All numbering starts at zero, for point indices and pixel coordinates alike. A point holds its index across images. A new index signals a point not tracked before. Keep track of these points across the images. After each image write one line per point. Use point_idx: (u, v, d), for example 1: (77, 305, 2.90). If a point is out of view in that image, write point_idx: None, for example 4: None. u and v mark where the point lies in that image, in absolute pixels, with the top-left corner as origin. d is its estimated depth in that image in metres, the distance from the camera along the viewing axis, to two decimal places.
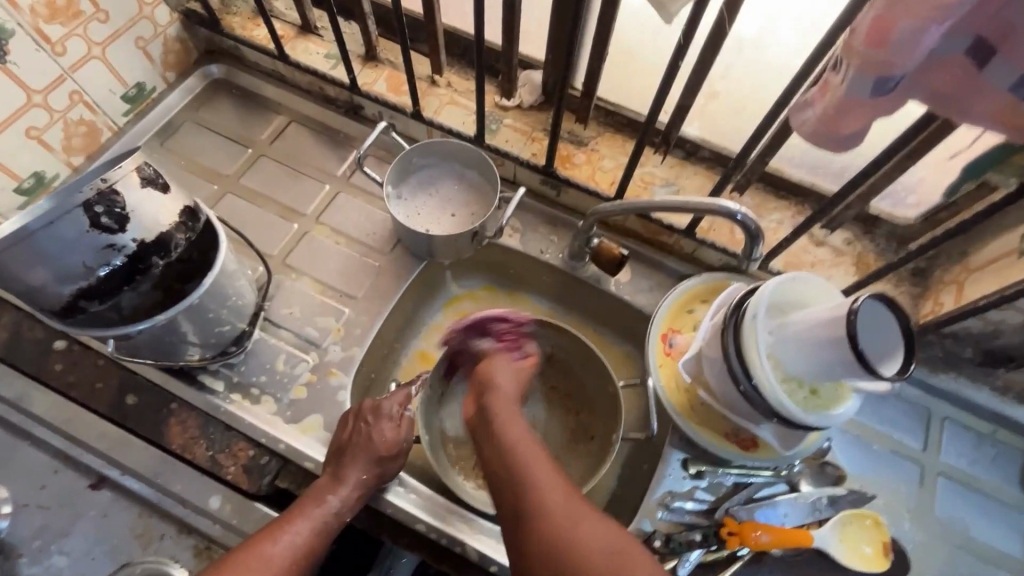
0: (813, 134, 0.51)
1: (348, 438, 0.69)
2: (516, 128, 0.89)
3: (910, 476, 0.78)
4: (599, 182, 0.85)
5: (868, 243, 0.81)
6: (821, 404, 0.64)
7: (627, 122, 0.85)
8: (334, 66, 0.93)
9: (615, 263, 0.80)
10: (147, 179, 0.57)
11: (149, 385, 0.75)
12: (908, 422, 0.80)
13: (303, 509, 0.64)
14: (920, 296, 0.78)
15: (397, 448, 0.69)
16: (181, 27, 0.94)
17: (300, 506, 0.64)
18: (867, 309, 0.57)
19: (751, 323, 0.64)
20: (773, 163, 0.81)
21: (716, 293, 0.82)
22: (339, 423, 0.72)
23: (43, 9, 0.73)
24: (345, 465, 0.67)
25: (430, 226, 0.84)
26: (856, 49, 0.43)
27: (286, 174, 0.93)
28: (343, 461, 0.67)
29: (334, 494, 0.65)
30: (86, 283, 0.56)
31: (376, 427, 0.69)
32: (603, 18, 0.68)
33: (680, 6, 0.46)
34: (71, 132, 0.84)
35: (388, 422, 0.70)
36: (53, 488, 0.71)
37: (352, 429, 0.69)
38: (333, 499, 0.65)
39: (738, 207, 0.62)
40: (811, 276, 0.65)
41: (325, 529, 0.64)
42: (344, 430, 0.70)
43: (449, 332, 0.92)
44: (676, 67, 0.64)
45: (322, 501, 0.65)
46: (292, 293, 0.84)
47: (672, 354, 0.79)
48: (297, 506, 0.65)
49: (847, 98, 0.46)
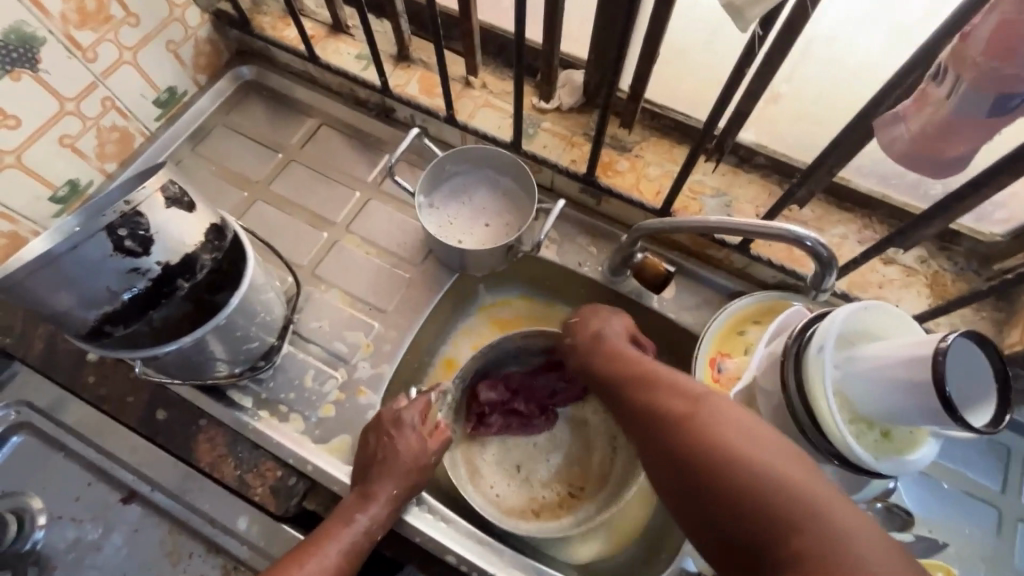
0: (907, 155, 0.45)
1: (371, 454, 0.67)
2: (554, 133, 0.84)
3: (985, 521, 0.70)
4: (644, 192, 0.79)
5: (944, 261, 0.74)
6: (894, 449, 0.57)
7: (676, 125, 0.79)
8: (365, 67, 0.90)
9: (659, 281, 0.74)
10: (172, 199, 0.55)
11: (179, 399, 0.74)
12: (983, 461, 0.73)
13: (332, 530, 0.62)
14: (1005, 323, 0.70)
15: (422, 458, 0.68)
16: (211, 28, 0.91)
17: (330, 525, 0.62)
18: (955, 350, 0.50)
19: (817, 355, 0.57)
20: (840, 173, 0.74)
21: (769, 315, 0.75)
22: (361, 436, 0.70)
23: (74, 15, 0.71)
24: (374, 481, 0.65)
25: (462, 238, 0.80)
26: (969, 59, 0.38)
27: (317, 180, 0.90)
28: (372, 476, 0.65)
29: (368, 512, 0.63)
30: (110, 308, 0.54)
31: (396, 440, 0.67)
32: (656, 17, 0.62)
33: (757, 14, 0.40)
34: (104, 139, 0.83)
35: (409, 432, 0.68)
36: (86, 500, 0.71)
37: (376, 441, 0.67)
38: (364, 514, 0.63)
39: (807, 233, 0.56)
40: (883, 305, 0.58)
41: (359, 542, 0.62)
42: (362, 449, 0.68)
43: (479, 336, 0.89)
44: (738, 72, 0.57)
45: (350, 520, 0.63)
46: (321, 305, 0.82)
47: (721, 380, 0.71)
48: (327, 526, 0.63)
49: (955, 117, 0.40)
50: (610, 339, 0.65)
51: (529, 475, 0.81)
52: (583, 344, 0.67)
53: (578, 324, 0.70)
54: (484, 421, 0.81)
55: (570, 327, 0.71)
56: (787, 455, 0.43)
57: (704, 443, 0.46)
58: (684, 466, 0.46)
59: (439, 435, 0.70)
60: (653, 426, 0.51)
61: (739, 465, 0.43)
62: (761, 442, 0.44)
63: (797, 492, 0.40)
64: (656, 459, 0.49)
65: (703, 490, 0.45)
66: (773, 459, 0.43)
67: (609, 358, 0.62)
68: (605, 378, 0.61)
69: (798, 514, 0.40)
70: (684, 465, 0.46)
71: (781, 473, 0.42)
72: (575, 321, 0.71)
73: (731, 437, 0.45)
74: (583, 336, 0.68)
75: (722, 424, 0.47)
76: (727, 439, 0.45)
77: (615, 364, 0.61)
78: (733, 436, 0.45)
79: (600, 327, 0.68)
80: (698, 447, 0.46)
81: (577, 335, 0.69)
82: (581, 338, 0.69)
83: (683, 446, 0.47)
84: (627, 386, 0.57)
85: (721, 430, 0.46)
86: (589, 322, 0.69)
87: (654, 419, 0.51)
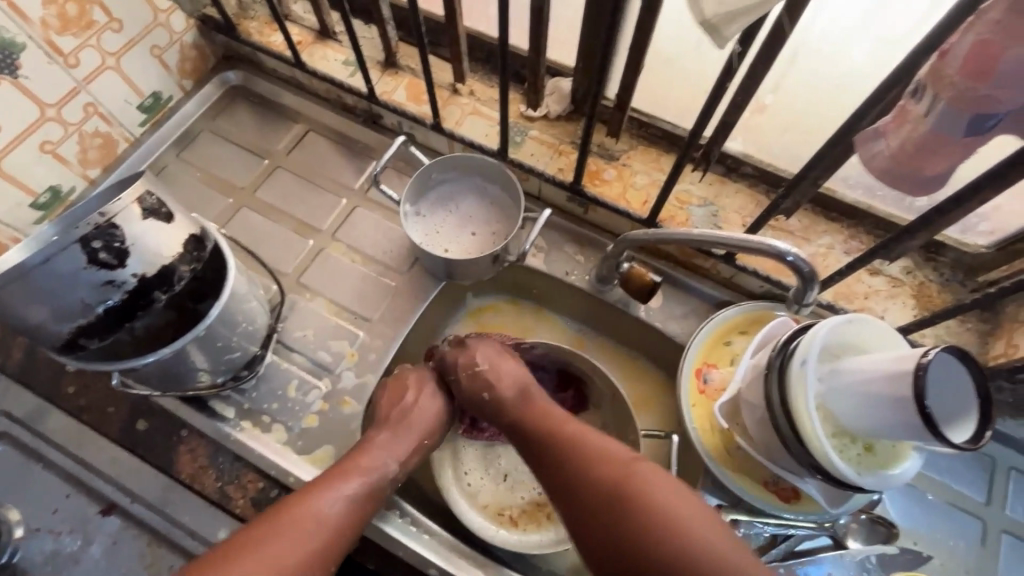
0: (886, 171, 0.45)
1: (392, 409, 0.71)
2: (542, 141, 0.84)
3: (971, 533, 0.70)
4: (631, 201, 0.79)
5: (930, 273, 0.73)
6: (878, 463, 0.57)
7: (663, 134, 0.79)
8: (353, 73, 0.89)
9: (646, 293, 0.74)
10: (149, 210, 0.54)
11: (160, 410, 0.73)
12: (969, 472, 0.73)
13: (356, 467, 0.64)
14: (989, 335, 0.71)
15: (438, 422, 0.73)
16: (197, 33, 0.91)
17: (354, 461, 0.64)
18: (937, 364, 0.50)
19: (801, 369, 0.56)
20: (826, 184, 0.74)
21: (758, 324, 0.74)
22: (379, 390, 0.74)
23: (55, 21, 0.70)
24: (402, 426, 0.69)
25: (448, 247, 0.79)
26: (947, 79, 0.37)
27: (303, 187, 0.89)
28: (401, 422, 0.69)
29: (395, 458, 0.66)
30: (85, 320, 0.54)
31: (419, 401, 0.72)
32: (641, 27, 0.62)
33: (735, 30, 0.40)
34: (86, 144, 0.82)
35: (429, 398, 0.73)
36: (65, 511, 0.70)
37: (403, 391, 0.73)
38: (392, 459, 0.66)
39: (789, 248, 0.56)
40: (867, 318, 0.57)
41: (381, 481, 0.64)
42: (380, 406, 0.73)
43: None
44: (722, 86, 0.57)
45: (378, 460, 0.65)
46: (306, 313, 0.81)
47: (707, 391, 0.72)
48: (348, 464, 0.64)
49: (933, 135, 0.40)
50: (531, 393, 0.69)
51: (510, 481, 0.81)
52: (510, 401, 0.68)
53: (493, 382, 0.70)
54: (477, 426, 0.82)
55: (481, 377, 0.71)
56: (697, 513, 0.52)
57: (637, 516, 0.52)
58: (621, 540, 0.52)
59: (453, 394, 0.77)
60: (586, 494, 0.57)
61: (666, 530, 0.51)
62: (680, 505, 0.52)
63: (711, 549, 0.49)
64: (590, 526, 0.55)
65: (633, 556, 0.51)
66: (689, 520, 0.51)
67: (529, 414, 0.67)
68: (529, 433, 0.65)
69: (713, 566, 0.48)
70: (619, 533, 0.53)
71: (698, 533, 0.50)
72: (487, 373, 0.70)
73: (659, 504, 0.52)
74: (509, 390, 0.69)
75: (649, 494, 0.53)
76: (653, 504, 0.52)
77: (538, 420, 0.66)
78: (659, 501, 0.53)
79: (522, 381, 0.70)
80: (631, 522, 0.52)
81: (500, 390, 0.70)
82: (505, 394, 0.69)
83: (617, 514, 0.53)
84: (553, 448, 0.62)
85: (649, 499, 0.53)
86: (505, 379, 0.70)
87: (586, 487, 0.57)
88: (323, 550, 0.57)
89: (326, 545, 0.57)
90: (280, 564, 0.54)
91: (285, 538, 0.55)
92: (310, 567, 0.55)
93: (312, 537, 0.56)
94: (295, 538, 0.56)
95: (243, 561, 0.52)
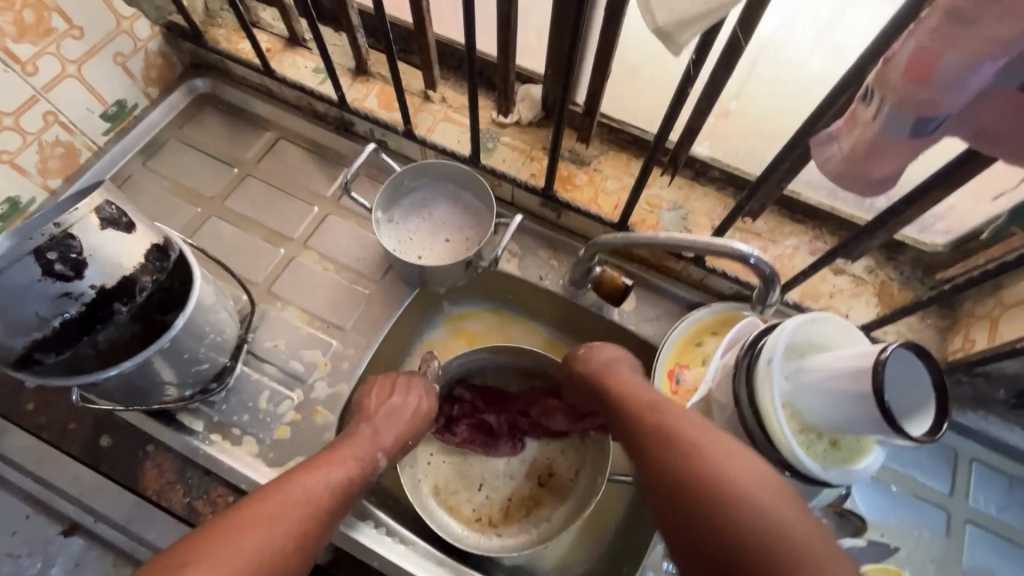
0: (841, 174, 0.47)
1: (376, 407, 0.71)
2: (514, 147, 0.84)
3: (935, 524, 0.72)
4: (602, 206, 0.80)
5: (892, 271, 0.76)
6: (842, 459, 0.59)
7: (633, 140, 0.80)
8: (323, 81, 0.89)
9: (618, 296, 0.75)
10: (108, 220, 0.54)
11: (125, 426, 0.71)
12: (934, 465, 0.75)
13: (343, 456, 0.64)
14: (948, 330, 0.73)
15: (422, 420, 0.74)
16: (162, 41, 0.89)
17: (342, 449, 0.65)
18: (895, 360, 0.51)
19: (767, 368, 0.57)
20: (791, 186, 0.75)
21: (727, 326, 0.75)
22: (364, 386, 0.75)
23: (11, 28, 0.69)
24: (385, 422, 0.69)
25: (421, 253, 0.79)
26: (892, 84, 0.39)
27: (273, 195, 0.88)
28: (380, 417, 0.70)
29: (382, 452, 0.68)
30: (40, 335, 0.53)
31: (406, 401, 0.72)
32: (605, 35, 0.63)
33: (688, 37, 0.41)
34: (47, 154, 0.80)
35: (413, 398, 0.73)
36: (24, 533, 0.71)
37: (377, 393, 0.73)
38: (379, 451, 0.67)
39: (751, 251, 0.57)
40: (827, 316, 0.59)
41: (368, 473, 0.65)
42: (365, 404, 0.72)
43: (448, 349, 0.87)
44: (683, 93, 0.58)
45: (367, 454, 0.66)
46: (276, 323, 0.80)
47: (679, 392, 0.72)
48: (335, 450, 0.65)
49: (882, 138, 0.42)
50: (616, 363, 0.69)
51: (495, 480, 0.81)
52: (595, 369, 0.70)
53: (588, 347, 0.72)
54: (450, 428, 0.83)
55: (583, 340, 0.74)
56: (781, 495, 0.47)
57: (715, 485, 0.48)
58: (694, 507, 0.49)
59: (408, 392, 0.73)
60: (661, 451, 0.55)
61: (738, 501, 0.47)
62: (759, 482, 0.48)
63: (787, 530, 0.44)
64: (663, 486, 0.52)
65: (701, 522, 0.48)
66: (761, 495, 0.47)
67: (610, 379, 0.67)
68: (613, 398, 0.65)
69: (789, 548, 0.43)
70: (691, 495, 0.49)
71: (773, 515, 0.45)
72: (584, 341, 0.73)
73: (733, 475, 0.48)
74: (591, 358, 0.71)
75: (729, 464, 0.49)
76: (728, 473, 0.49)
77: (617, 384, 0.65)
78: (737, 473, 0.49)
79: (611, 354, 0.70)
80: (708, 489, 0.48)
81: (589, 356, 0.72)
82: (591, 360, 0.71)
83: (690, 473, 0.50)
84: (631, 407, 0.61)
85: (722, 467, 0.49)
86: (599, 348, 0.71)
87: (661, 442, 0.55)
88: (316, 531, 0.57)
89: (320, 527, 0.57)
90: (280, 545, 0.53)
91: (284, 521, 0.54)
92: (304, 549, 0.55)
93: (309, 520, 0.56)
94: (294, 518, 0.55)
95: (247, 536, 0.52)
